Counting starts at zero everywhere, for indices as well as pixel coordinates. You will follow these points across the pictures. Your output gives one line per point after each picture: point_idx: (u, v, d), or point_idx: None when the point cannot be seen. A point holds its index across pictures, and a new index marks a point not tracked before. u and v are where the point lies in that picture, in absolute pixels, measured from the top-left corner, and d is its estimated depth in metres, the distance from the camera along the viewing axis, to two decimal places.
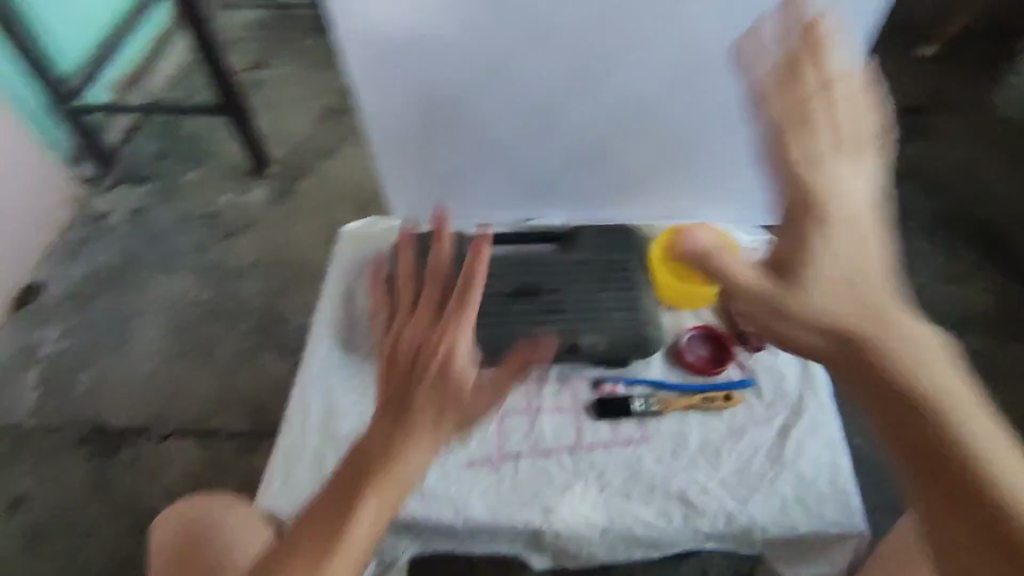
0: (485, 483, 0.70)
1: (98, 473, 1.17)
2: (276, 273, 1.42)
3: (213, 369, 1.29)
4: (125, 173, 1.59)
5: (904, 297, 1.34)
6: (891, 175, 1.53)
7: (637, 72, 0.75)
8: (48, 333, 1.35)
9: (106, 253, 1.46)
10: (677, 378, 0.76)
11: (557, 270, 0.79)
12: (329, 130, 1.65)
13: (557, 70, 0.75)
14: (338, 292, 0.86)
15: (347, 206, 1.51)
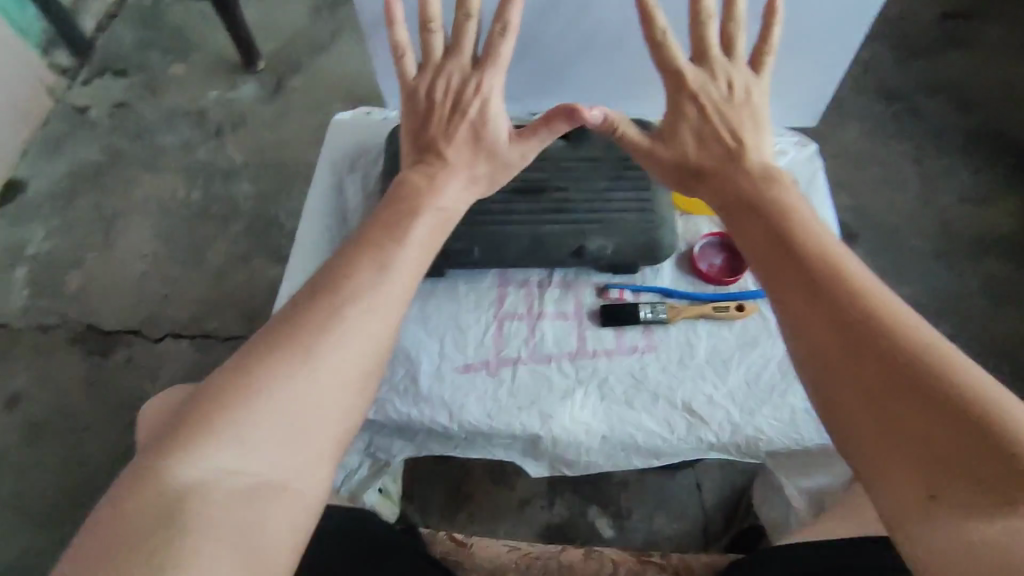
0: (481, 388, 0.67)
1: (95, 374, 1.16)
2: (270, 174, 1.35)
3: (208, 272, 1.25)
4: (105, 63, 1.48)
5: (922, 219, 1.29)
6: (923, 87, 1.43)
7: None
8: (33, 232, 1.30)
9: (88, 150, 1.38)
10: (686, 287, 0.72)
11: (566, 168, 0.72)
12: (321, 21, 1.52)
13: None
14: (325, 191, 0.79)
15: (342, 104, 1.42)
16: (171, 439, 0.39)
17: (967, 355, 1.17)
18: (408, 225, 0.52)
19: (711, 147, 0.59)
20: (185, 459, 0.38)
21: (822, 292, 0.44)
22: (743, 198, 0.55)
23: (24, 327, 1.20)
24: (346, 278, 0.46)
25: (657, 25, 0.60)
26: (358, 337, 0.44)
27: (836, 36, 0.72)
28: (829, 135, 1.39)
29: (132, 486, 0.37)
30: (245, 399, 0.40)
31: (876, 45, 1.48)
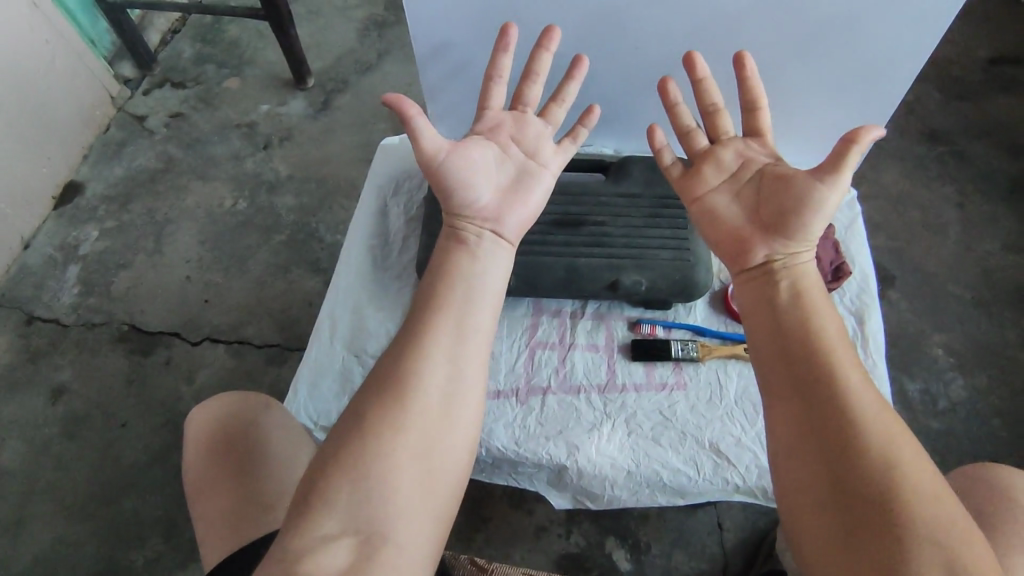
0: (510, 414, 0.68)
1: (136, 371, 1.21)
2: (312, 188, 1.40)
3: (248, 279, 1.29)
4: (166, 75, 1.56)
5: (965, 265, 1.27)
6: (969, 132, 1.41)
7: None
8: (88, 232, 1.36)
9: (144, 157, 1.45)
10: (719, 326, 0.73)
11: (604, 203, 0.74)
12: (371, 43, 1.58)
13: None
14: (371, 208, 0.83)
15: (386, 123, 1.46)
16: (302, 510, 0.44)
17: (1006, 408, 1.13)
18: (470, 281, 0.54)
19: (738, 223, 0.57)
20: (313, 524, 0.44)
21: (825, 397, 0.46)
22: (766, 278, 0.54)
23: (73, 323, 1.26)
24: (419, 341, 0.50)
25: (757, 90, 0.61)
26: (435, 397, 0.49)
27: (886, 81, 0.73)
28: (870, 176, 1.37)
29: (274, 554, 0.43)
30: (345, 470, 0.45)
31: (921, 88, 1.46)
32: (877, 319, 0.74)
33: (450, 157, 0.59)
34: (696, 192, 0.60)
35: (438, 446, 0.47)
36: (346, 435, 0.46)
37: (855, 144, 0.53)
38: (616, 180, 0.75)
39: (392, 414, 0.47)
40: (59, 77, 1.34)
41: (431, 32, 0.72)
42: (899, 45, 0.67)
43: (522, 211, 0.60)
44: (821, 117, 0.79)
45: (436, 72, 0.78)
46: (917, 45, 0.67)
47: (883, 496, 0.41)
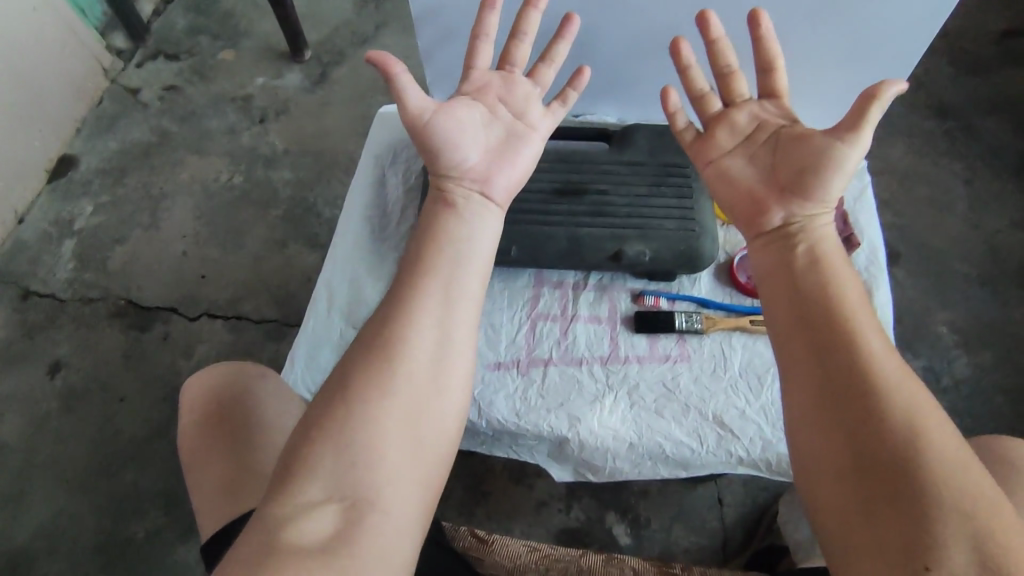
0: (511, 385, 0.67)
1: (133, 347, 1.20)
2: (310, 162, 1.37)
3: (245, 255, 1.28)
4: (159, 47, 1.52)
5: (972, 242, 1.25)
6: (979, 107, 1.38)
7: None
8: (83, 207, 1.34)
9: (138, 130, 1.42)
10: (723, 298, 0.72)
11: (608, 172, 0.72)
12: (369, 14, 1.54)
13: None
14: (369, 178, 0.81)
15: (384, 97, 1.44)
16: (285, 475, 0.43)
17: (1009, 385, 1.13)
18: (457, 245, 0.53)
19: (754, 186, 0.56)
20: (296, 490, 0.43)
21: (845, 360, 0.45)
22: (782, 241, 0.53)
23: (69, 298, 1.25)
24: (404, 306, 0.49)
25: (773, 50, 0.59)
26: (423, 363, 0.47)
27: (901, 45, 0.70)
28: (877, 152, 1.35)
29: (255, 519, 0.42)
30: (329, 436, 0.44)
31: (932, 62, 1.43)
32: (885, 292, 0.73)
33: (436, 117, 0.57)
34: (712, 156, 0.58)
35: (425, 412, 0.47)
36: (329, 401, 0.45)
37: (877, 100, 0.51)
38: (620, 148, 0.73)
39: (377, 380, 0.46)
40: (50, 48, 1.31)
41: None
42: (916, 6, 0.65)
43: (510, 172, 0.58)
44: (832, 84, 0.76)
45: (433, 36, 0.76)
46: (936, 6, 0.65)
47: (906, 460, 0.41)
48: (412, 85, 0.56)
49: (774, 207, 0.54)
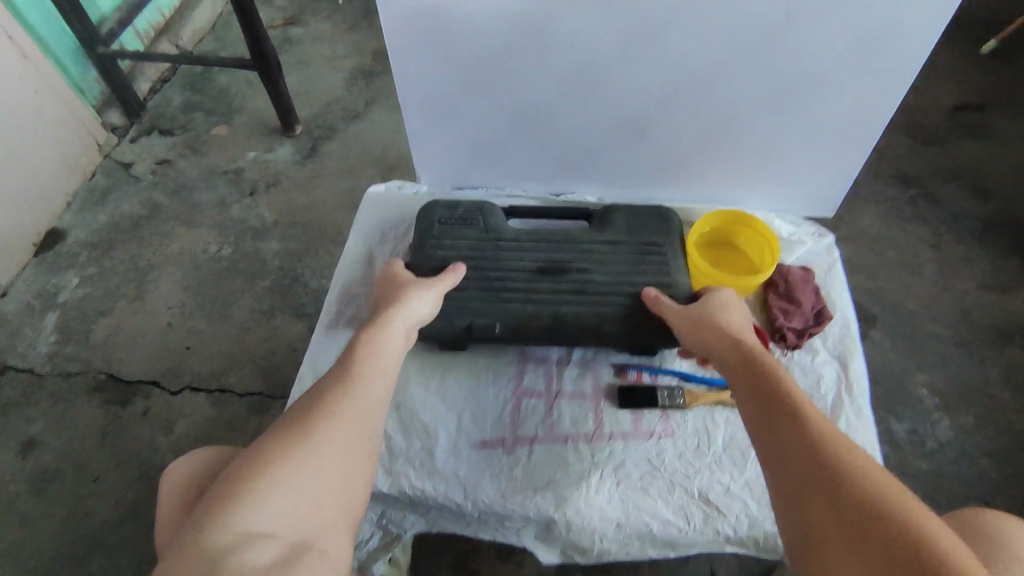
0: (495, 465, 0.68)
1: (112, 422, 1.17)
2: (298, 233, 1.40)
3: (231, 326, 1.28)
4: (153, 123, 1.57)
5: (944, 305, 1.29)
6: (939, 176, 1.45)
7: (693, 54, 0.71)
8: (68, 279, 1.34)
9: (129, 203, 1.44)
10: (704, 372, 0.74)
11: (588, 251, 0.75)
12: (360, 91, 1.61)
13: (606, 34, 0.70)
14: (356, 259, 0.83)
15: (373, 169, 1.48)
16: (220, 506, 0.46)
17: (992, 447, 1.14)
18: (384, 349, 0.60)
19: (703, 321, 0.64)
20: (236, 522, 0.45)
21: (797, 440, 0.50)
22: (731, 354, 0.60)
23: (48, 372, 1.23)
24: (344, 389, 0.55)
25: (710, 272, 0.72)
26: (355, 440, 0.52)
27: (847, 128, 0.79)
28: (847, 220, 1.40)
29: (182, 545, 0.43)
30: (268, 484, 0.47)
31: (891, 134, 1.52)
32: (861, 364, 0.75)
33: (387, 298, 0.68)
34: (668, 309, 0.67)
35: (353, 481, 0.51)
36: (270, 457, 0.49)
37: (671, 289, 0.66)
38: (600, 228, 0.77)
39: (312, 443, 0.51)
40: (47, 125, 1.34)
41: (420, 84, 0.78)
42: (851, 95, 0.75)
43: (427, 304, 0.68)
44: (790, 161, 0.85)
45: (422, 122, 0.84)
46: (870, 92, 0.74)
47: (867, 512, 0.43)
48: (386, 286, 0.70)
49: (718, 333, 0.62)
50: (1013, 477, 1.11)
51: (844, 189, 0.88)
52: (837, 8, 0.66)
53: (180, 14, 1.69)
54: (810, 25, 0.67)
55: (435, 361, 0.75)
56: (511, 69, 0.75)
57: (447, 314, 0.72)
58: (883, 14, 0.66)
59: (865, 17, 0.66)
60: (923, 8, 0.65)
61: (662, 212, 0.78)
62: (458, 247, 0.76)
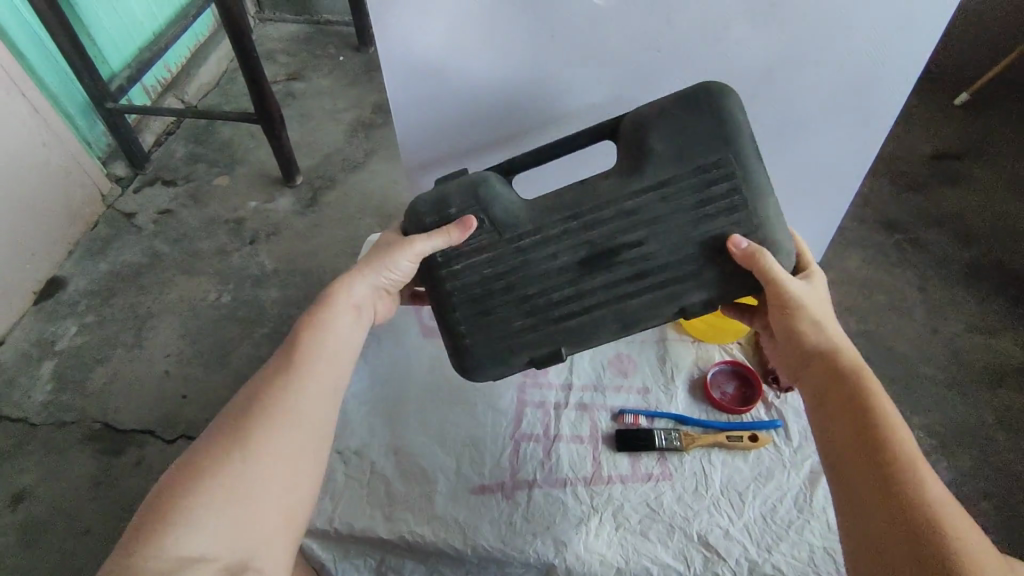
0: (495, 510, 0.69)
1: (105, 472, 1.16)
2: (298, 281, 1.42)
3: (228, 373, 1.28)
4: (157, 174, 1.61)
5: (935, 346, 1.31)
6: (922, 220, 1.50)
7: None
8: (66, 327, 1.35)
9: (130, 253, 1.46)
10: (700, 415, 0.75)
11: (635, 212, 0.65)
12: (360, 143, 1.66)
13: (601, 93, 0.76)
14: None
15: (372, 218, 1.52)
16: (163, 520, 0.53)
17: (990, 489, 1.14)
18: (332, 330, 0.64)
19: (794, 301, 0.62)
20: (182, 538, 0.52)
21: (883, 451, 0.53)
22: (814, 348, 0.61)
23: (42, 422, 1.22)
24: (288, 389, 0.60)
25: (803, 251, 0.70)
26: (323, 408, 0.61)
27: (830, 177, 0.84)
28: (835, 264, 1.44)
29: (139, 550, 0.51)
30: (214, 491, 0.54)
31: (873, 180, 1.57)
32: None
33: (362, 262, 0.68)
34: (760, 269, 0.61)
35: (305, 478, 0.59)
36: (215, 460, 0.56)
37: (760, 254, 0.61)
38: (636, 174, 0.65)
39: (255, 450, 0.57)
40: (51, 177, 1.37)
41: (423, 140, 0.83)
42: (834, 143, 0.80)
43: (407, 265, 0.66)
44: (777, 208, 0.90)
45: (425, 176, 0.87)
46: (851, 143, 0.79)
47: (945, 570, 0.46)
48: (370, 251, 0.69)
49: (807, 320, 0.62)
50: (1012, 519, 1.11)
51: (830, 233, 0.93)
52: (813, 66, 0.71)
53: (186, 70, 1.76)
54: (789, 83, 0.73)
55: (433, 407, 0.77)
56: (511, 122, 0.80)
57: (497, 347, 0.68)
58: (855, 72, 0.71)
59: (839, 74, 0.72)
60: (890, 68, 0.71)
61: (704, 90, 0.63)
62: (477, 269, 0.68)
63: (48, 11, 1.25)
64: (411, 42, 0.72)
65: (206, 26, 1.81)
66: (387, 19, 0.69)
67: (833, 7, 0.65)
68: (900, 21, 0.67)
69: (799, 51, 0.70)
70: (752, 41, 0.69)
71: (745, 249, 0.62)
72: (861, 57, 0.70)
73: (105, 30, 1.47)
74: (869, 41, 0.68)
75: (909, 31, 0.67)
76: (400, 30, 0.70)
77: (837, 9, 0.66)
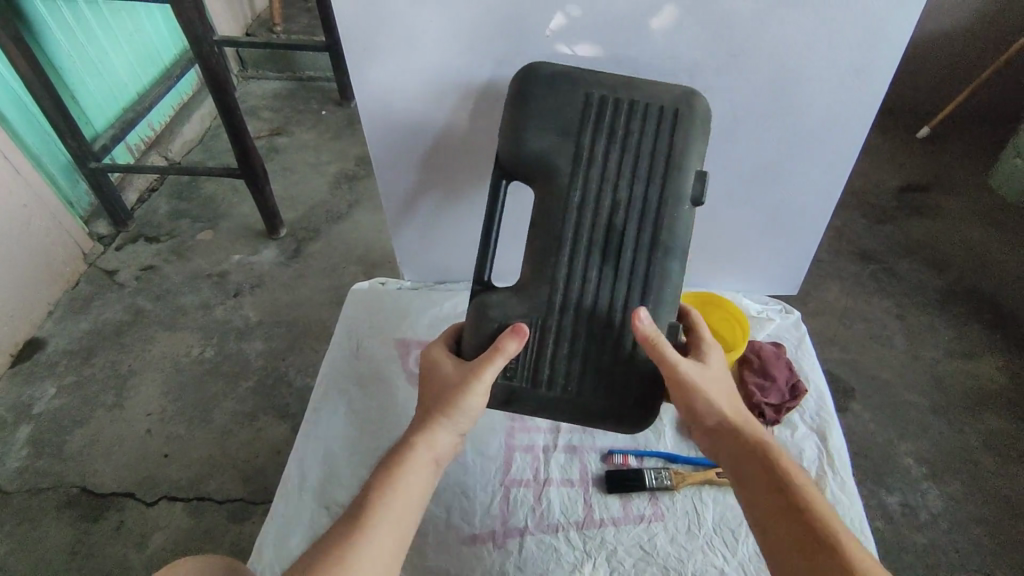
0: (487, 560, 0.68)
1: (82, 540, 1.12)
2: (282, 333, 1.41)
3: (212, 429, 1.25)
4: (140, 230, 1.62)
5: (917, 372, 1.33)
6: (893, 250, 1.54)
7: None
8: (45, 389, 1.32)
9: (112, 310, 1.45)
10: (689, 452, 0.76)
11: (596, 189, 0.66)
12: (343, 194, 1.69)
13: None
14: (341, 356, 0.90)
15: (357, 267, 1.53)
16: None
17: (986, 515, 1.13)
18: (411, 474, 0.61)
19: (682, 377, 0.64)
20: None
21: (796, 516, 0.55)
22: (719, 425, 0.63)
23: (17, 489, 1.18)
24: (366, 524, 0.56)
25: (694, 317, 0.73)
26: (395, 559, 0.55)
27: (801, 216, 0.87)
28: (814, 294, 1.47)
29: None
30: None
31: (844, 213, 1.62)
32: (839, 435, 0.80)
33: (429, 398, 0.68)
34: (657, 349, 0.64)
35: None
36: None
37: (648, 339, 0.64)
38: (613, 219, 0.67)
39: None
40: (34, 237, 1.37)
41: (403, 188, 0.86)
42: (801, 185, 0.83)
43: (476, 401, 0.65)
44: (749, 248, 0.93)
45: (404, 223, 0.90)
46: (820, 184, 0.82)
47: None
48: (433, 380, 0.69)
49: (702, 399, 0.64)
50: (1011, 543, 1.10)
51: (805, 270, 0.96)
52: (776, 112, 0.75)
53: (170, 128, 1.78)
54: (755, 127, 0.77)
55: None
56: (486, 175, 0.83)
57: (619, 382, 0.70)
58: (815, 116, 0.75)
59: (802, 119, 0.75)
60: (848, 114, 0.75)
61: (550, 72, 0.63)
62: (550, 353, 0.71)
63: (32, 75, 1.28)
64: (388, 94, 0.75)
65: (189, 85, 1.85)
66: (367, 74, 0.73)
67: (791, 57, 0.69)
68: (854, 70, 0.70)
69: (760, 99, 0.74)
70: (714, 90, 0.73)
71: (646, 325, 0.64)
72: (819, 103, 0.74)
73: (89, 92, 1.50)
74: (826, 89, 0.72)
75: (864, 80, 0.71)
76: (378, 83, 0.74)
77: (793, 60, 0.70)
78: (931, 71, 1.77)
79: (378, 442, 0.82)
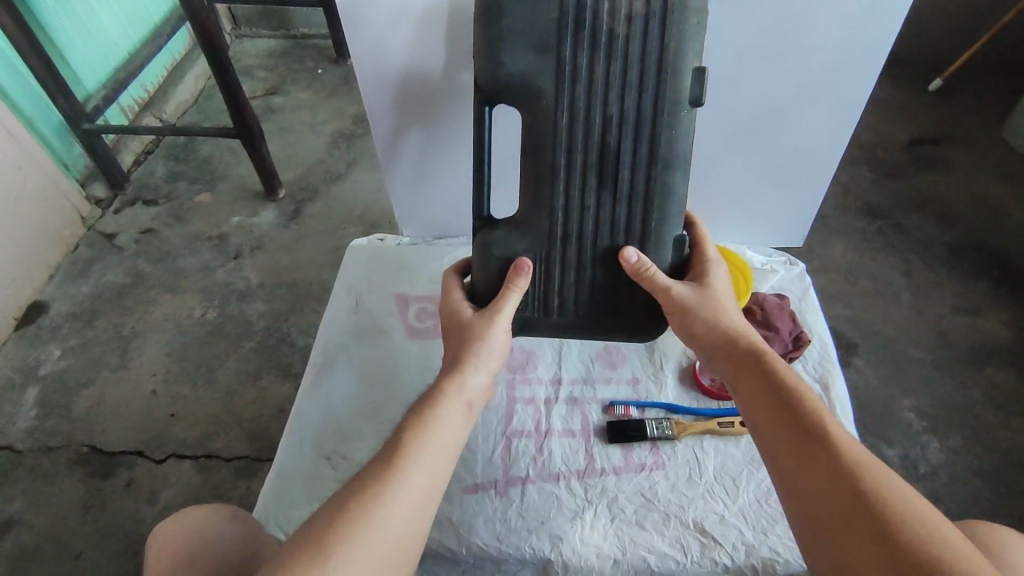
0: (490, 508, 0.69)
1: (93, 497, 1.14)
2: (283, 294, 1.41)
3: (217, 390, 1.26)
4: (138, 193, 1.60)
5: (921, 327, 1.32)
6: (900, 205, 1.52)
7: None
8: (50, 352, 1.33)
9: (113, 274, 1.45)
10: (690, 403, 0.76)
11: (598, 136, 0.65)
12: (341, 154, 1.66)
13: None
14: (342, 312, 0.90)
15: (357, 227, 1.51)
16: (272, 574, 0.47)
17: (985, 467, 1.14)
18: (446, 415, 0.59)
19: (677, 296, 0.66)
20: None
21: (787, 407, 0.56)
22: (716, 339, 0.64)
23: (28, 448, 1.20)
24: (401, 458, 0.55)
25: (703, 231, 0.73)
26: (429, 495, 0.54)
27: (808, 166, 0.85)
28: (819, 251, 1.45)
29: None
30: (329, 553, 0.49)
31: (850, 169, 1.59)
32: (841, 385, 0.80)
33: (454, 337, 0.67)
34: (648, 283, 0.68)
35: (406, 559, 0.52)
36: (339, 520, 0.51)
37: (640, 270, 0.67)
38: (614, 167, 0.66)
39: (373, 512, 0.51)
40: (30, 200, 1.36)
41: (399, 140, 0.84)
42: (809, 132, 0.80)
43: (499, 339, 0.66)
44: (753, 199, 0.91)
45: (401, 177, 0.89)
46: (829, 131, 0.80)
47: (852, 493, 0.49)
48: (456, 320, 0.68)
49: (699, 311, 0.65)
50: (1009, 494, 1.11)
51: (811, 222, 0.94)
52: (784, 56, 0.72)
53: (163, 88, 1.75)
54: (762, 72, 0.74)
55: None
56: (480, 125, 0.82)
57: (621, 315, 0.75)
58: (825, 61, 0.72)
59: (811, 63, 0.72)
60: (860, 57, 0.72)
61: None
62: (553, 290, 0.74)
63: (18, 32, 1.24)
64: (378, 42, 0.73)
65: (181, 44, 1.81)
66: (359, 16, 0.70)
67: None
68: (868, 8, 0.67)
69: (768, 41, 0.71)
70: (720, 33, 0.70)
71: (635, 261, 0.68)
72: (828, 45, 0.71)
73: (78, 50, 1.46)
74: (837, 30, 0.69)
75: (877, 19, 0.68)
76: (368, 31, 0.72)
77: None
78: (944, 20, 1.71)
79: (379, 395, 0.82)
